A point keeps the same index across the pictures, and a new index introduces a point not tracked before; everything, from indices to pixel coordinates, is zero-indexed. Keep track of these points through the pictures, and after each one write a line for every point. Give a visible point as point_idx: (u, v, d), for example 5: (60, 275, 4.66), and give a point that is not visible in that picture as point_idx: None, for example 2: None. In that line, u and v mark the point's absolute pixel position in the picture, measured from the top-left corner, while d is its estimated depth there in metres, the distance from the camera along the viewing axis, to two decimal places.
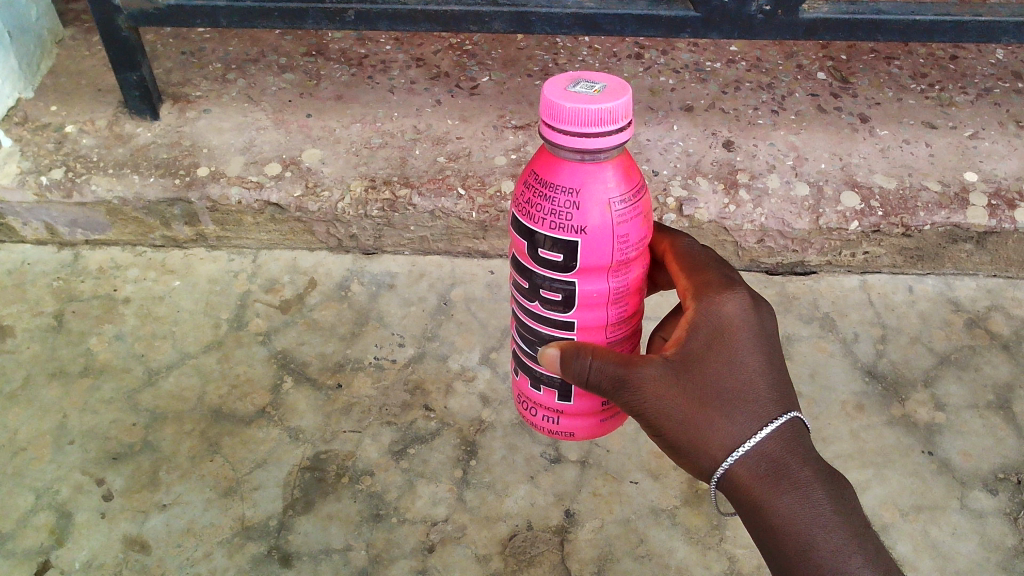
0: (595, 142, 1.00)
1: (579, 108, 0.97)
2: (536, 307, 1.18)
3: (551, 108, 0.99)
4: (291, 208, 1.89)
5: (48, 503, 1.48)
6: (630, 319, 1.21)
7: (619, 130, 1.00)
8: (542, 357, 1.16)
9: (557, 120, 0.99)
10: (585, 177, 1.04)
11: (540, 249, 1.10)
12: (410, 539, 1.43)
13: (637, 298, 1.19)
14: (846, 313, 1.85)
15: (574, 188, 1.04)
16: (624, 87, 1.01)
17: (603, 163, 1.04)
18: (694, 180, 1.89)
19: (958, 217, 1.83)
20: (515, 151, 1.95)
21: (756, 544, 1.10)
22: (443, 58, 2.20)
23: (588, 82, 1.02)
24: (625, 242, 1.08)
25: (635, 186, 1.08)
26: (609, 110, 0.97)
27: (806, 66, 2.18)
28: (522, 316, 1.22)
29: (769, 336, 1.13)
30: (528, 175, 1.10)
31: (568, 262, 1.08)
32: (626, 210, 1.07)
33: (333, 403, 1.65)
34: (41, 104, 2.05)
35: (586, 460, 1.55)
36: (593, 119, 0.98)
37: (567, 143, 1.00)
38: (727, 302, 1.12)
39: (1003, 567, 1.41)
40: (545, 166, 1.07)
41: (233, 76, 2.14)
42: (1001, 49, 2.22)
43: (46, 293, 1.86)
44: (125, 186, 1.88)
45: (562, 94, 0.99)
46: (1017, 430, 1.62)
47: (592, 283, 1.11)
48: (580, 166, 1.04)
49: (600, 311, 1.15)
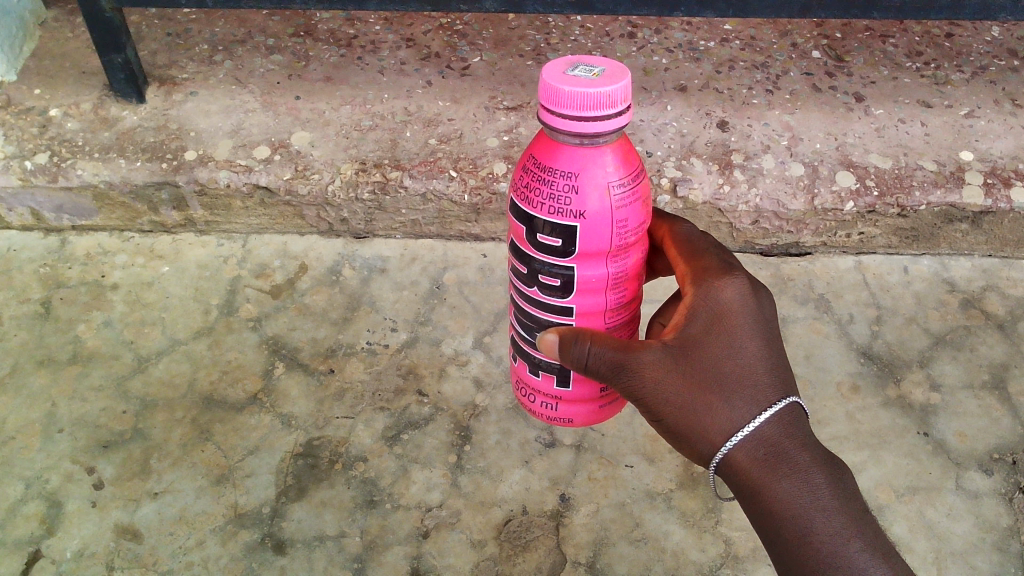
0: (593, 126, 0.97)
1: (579, 93, 0.94)
2: (535, 294, 1.15)
3: (550, 91, 0.96)
4: (281, 191, 1.86)
5: (37, 493, 1.46)
6: (629, 305, 1.19)
7: (618, 114, 0.98)
8: (541, 343, 1.16)
9: (555, 104, 0.97)
10: (584, 162, 1.02)
11: (539, 235, 1.07)
12: (405, 525, 1.42)
13: (636, 284, 1.18)
14: (842, 294, 1.84)
15: (573, 173, 1.02)
16: (623, 71, 0.99)
17: (602, 147, 1.02)
18: (689, 161, 1.87)
19: (955, 197, 1.82)
20: (507, 133, 1.93)
21: (756, 530, 1.08)
22: (433, 38, 2.16)
23: (587, 65, 1.00)
24: (624, 227, 1.06)
25: (634, 171, 1.06)
26: (608, 93, 0.95)
27: (800, 44, 2.15)
28: (520, 302, 1.20)
29: (768, 322, 1.12)
30: (526, 160, 1.08)
31: (567, 247, 1.06)
32: (626, 195, 1.05)
33: (325, 388, 1.63)
34: (24, 87, 2.01)
35: (581, 444, 1.55)
36: (592, 103, 0.95)
37: (565, 127, 0.98)
38: (726, 287, 1.10)
39: (998, 547, 1.41)
40: (543, 151, 1.05)
41: (220, 58, 2.10)
42: (998, 26, 2.20)
43: (32, 280, 1.84)
44: (112, 170, 1.85)
45: (561, 78, 0.96)
46: (1012, 411, 1.61)
47: (590, 268, 1.09)
48: (579, 150, 1.02)
49: (599, 297, 1.13)
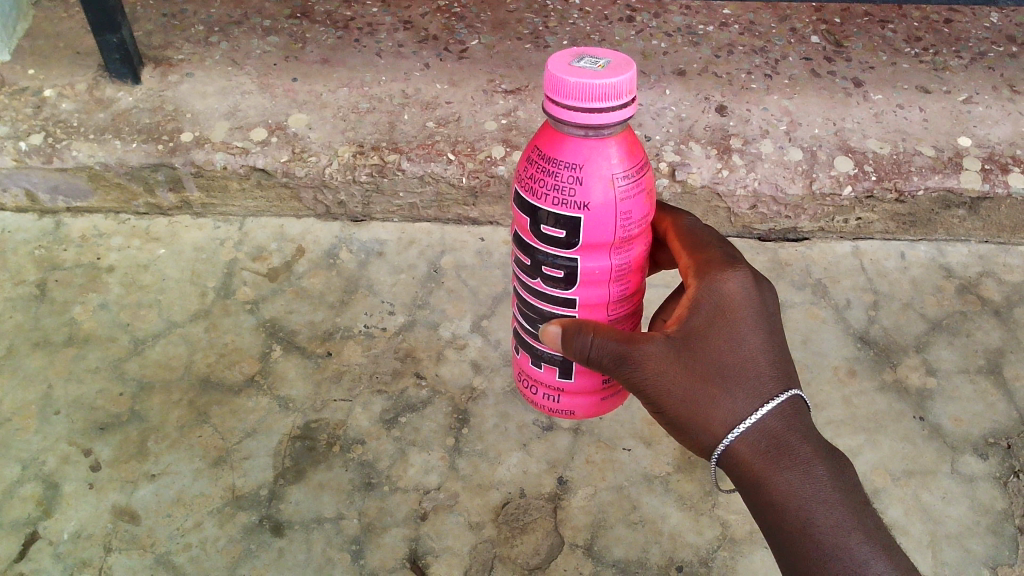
0: (597, 118, 0.97)
1: (584, 84, 0.94)
2: (539, 285, 1.15)
3: (555, 83, 0.96)
4: (278, 173, 1.85)
5: (34, 474, 1.46)
6: (632, 298, 1.19)
7: (624, 106, 0.97)
8: (544, 335, 1.15)
9: (560, 95, 0.96)
10: (588, 153, 1.02)
11: (544, 226, 1.07)
12: (403, 507, 1.43)
13: (639, 277, 1.17)
14: (839, 280, 1.84)
15: (577, 164, 1.02)
16: (628, 63, 0.98)
17: (607, 139, 1.02)
18: (687, 145, 1.87)
19: (952, 182, 1.82)
20: (506, 116, 1.92)
21: (757, 522, 1.09)
22: (431, 20, 2.14)
23: (592, 57, 0.99)
24: (628, 219, 1.06)
25: (638, 163, 1.05)
26: (613, 85, 0.94)
27: (799, 29, 2.14)
28: (524, 293, 1.20)
29: (771, 315, 1.12)
30: (531, 151, 1.08)
31: (570, 238, 1.06)
32: (630, 187, 1.04)
33: (322, 370, 1.63)
34: (18, 67, 1.99)
35: (578, 428, 1.55)
36: (597, 94, 0.95)
37: (569, 118, 0.97)
38: (729, 280, 1.11)
39: (992, 530, 1.42)
40: (548, 142, 1.04)
41: (216, 39, 2.07)
42: (996, 12, 2.19)
43: (27, 262, 1.82)
44: (107, 151, 1.84)
45: (567, 69, 0.96)
46: (1007, 396, 1.62)
47: (593, 260, 1.09)
48: (583, 141, 1.01)
49: (603, 289, 1.13)
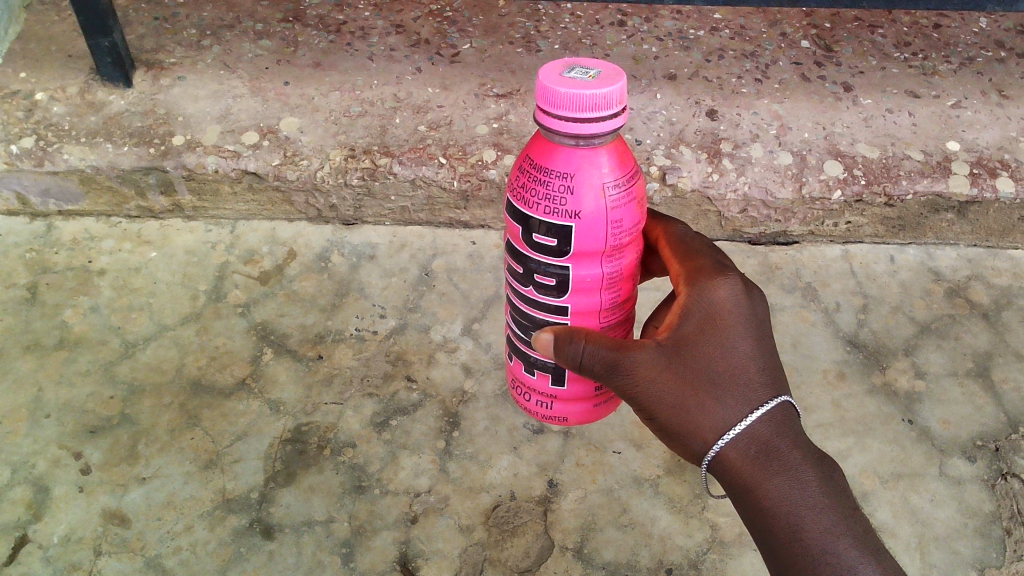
0: (588, 128, 0.97)
1: (575, 95, 0.94)
2: (531, 293, 1.16)
3: (546, 93, 0.96)
4: (269, 176, 1.85)
5: (24, 478, 1.46)
6: (624, 305, 1.20)
7: (614, 116, 0.98)
8: (536, 342, 1.16)
9: (551, 106, 0.96)
10: (580, 163, 1.02)
11: (535, 234, 1.07)
12: (393, 510, 1.43)
13: (631, 284, 1.18)
14: (828, 283, 1.85)
15: (568, 173, 1.02)
16: (619, 73, 0.99)
17: (597, 148, 1.02)
18: (678, 149, 1.88)
19: (941, 186, 1.83)
20: (497, 120, 1.93)
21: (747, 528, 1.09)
22: (423, 24, 2.15)
23: (583, 68, 1.00)
24: (618, 227, 1.06)
25: (628, 172, 1.06)
26: (604, 95, 0.95)
27: (789, 34, 2.15)
28: (517, 301, 1.20)
29: (761, 322, 1.12)
30: (523, 160, 1.08)
31: (562, 247, 1.06)
32: (620, 196, 1.05)
33: (313, 374, 1.63)
34: (9, 71, 1.99)
35: (569, 431, 1.55)
36: (588, 104, 0.95)
37: (561, 128, 0.98)
38: (719, 288, 1.11)
39: (980, 532, 1.43)
40: (539, 151, 1.05)
41: (208, 43, 2.08)
42: (985, 17, 2.21)
43: (18, 265, 1.82)
44: (99, 155, 1.84)
45: (558, 79, 0.96)
46: (995, 398, 1.63)
47: (585, 268, 1.09)
48: (574, 150, 1.02)
49: (594, 296, 1.14)
